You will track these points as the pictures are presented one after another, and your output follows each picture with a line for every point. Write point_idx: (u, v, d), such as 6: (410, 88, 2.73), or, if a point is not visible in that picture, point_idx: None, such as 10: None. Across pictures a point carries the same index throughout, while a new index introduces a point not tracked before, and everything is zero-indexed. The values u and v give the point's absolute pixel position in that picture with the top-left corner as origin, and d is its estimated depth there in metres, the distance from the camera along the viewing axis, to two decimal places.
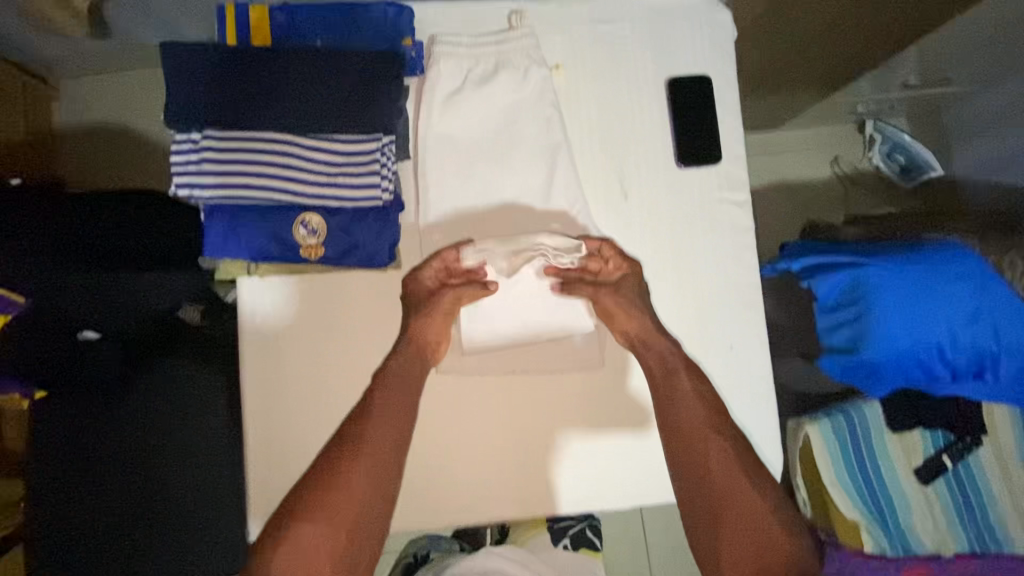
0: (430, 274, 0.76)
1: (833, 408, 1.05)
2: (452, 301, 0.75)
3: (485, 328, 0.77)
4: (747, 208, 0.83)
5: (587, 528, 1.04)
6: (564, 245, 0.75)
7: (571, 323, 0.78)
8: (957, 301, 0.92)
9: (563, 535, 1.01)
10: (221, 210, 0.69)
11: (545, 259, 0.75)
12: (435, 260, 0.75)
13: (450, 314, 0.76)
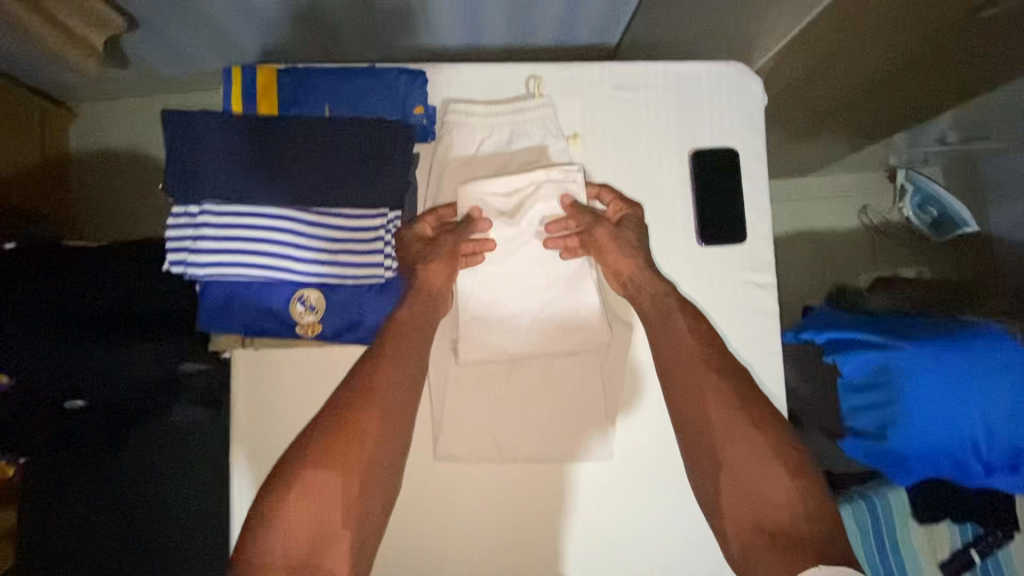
0: (425, 228, 0.71)
1: (855, 493, 0.99)
2: (453, 245, 0.70)
3: (484, 287, 0.73)
4: (770, 290, 0.79)
5: None
6: (565, 178, 0.73)
7: (571, 279, 0.74)
8: (996, 393, 0.85)
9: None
10: (216, 285, 0.66)
11: (545, 200, 0.73)
12: (427, 214, 0.72)
13: (453, 257, 0.70)
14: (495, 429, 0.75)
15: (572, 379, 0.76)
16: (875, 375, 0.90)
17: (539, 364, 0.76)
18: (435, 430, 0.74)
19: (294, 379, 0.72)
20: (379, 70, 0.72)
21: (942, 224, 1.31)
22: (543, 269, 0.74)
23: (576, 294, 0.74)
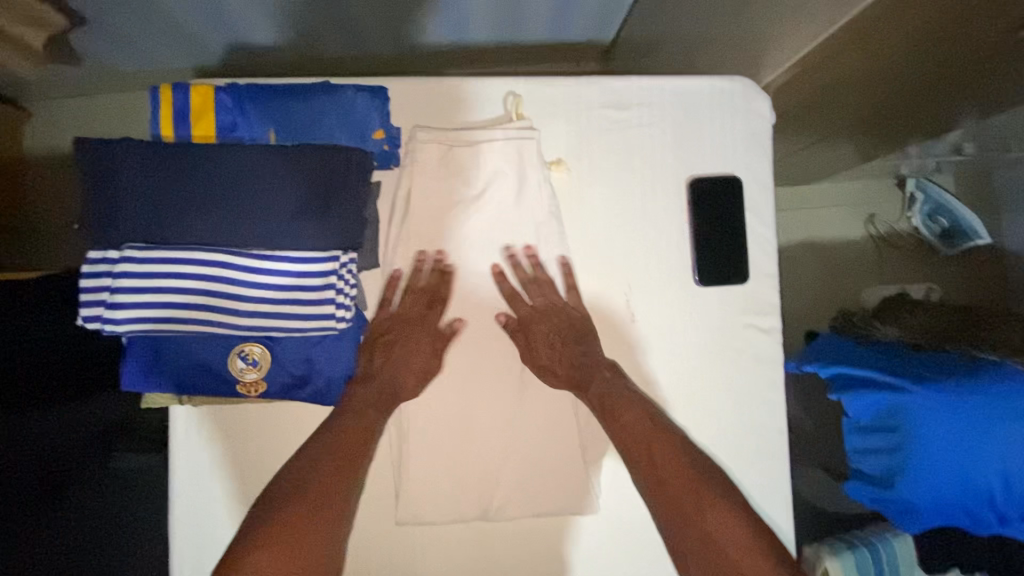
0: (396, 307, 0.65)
1: (857, 539, 0.92)
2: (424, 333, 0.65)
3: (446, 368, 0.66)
4: (775, 336, 0.71)
5: None
6: (513, 130, 0.66)
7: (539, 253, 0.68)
8: (1017, 444, 0.77)
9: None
10: (143, 342, 0.57)
11: (496, 155, 0.66)
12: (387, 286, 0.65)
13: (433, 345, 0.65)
14: (466, 495, 0.67)
15: (552, 436, 0.68)
16: (884, 415, 0.84)
17: (517, 420, 0.67)
18: (398, 494, 0.66)
19: (242, 436, 0.65)
20: (333, 88, 0.63)
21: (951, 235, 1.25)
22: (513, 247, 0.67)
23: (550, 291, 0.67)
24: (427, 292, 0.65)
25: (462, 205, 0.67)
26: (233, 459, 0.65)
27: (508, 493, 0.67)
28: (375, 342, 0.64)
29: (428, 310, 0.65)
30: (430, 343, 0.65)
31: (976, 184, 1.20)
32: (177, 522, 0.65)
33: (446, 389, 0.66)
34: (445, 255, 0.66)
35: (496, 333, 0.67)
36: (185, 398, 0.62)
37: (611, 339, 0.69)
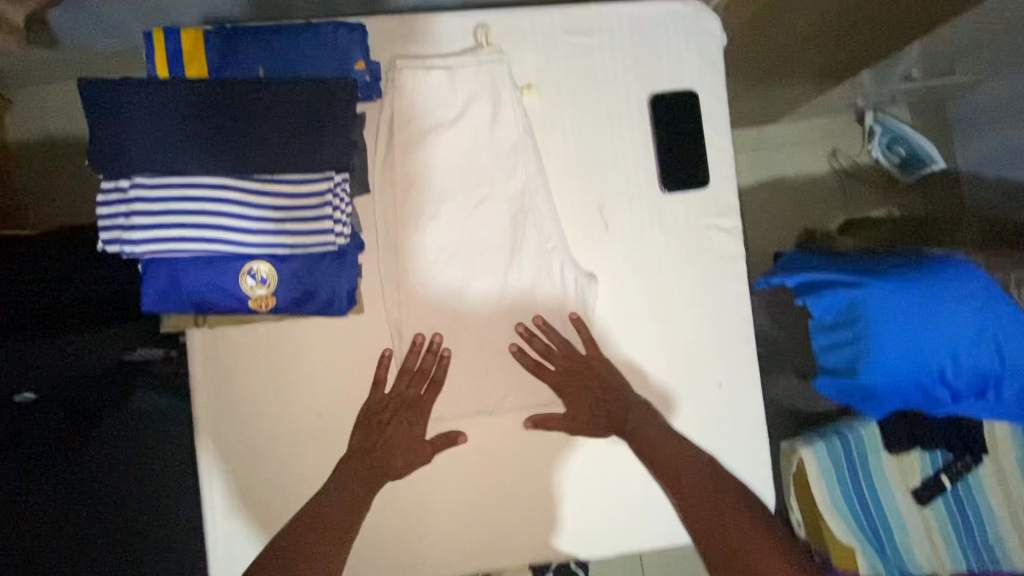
0: (398, 386, 0.71)
1: (828, 429, 1.01)
2: (419, 413, 0.71)
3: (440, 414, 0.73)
4: (737, 235, 0.77)
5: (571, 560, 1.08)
6: (483, 59, 0.72)
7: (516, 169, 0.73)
8: (960, 322, 0.88)
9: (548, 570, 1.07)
10: (160, 265, 0.63)
11: (471, 82, 0.72)
12: (381, 370, 0.71)
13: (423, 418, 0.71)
14: (464, 395, 0.73)
15: (539, 338, 0.72)
16: (844, 312, 0.92)
17: (506, 327, 0.73)
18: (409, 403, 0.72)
19: (255, 352, 0.71)
20: (314, 26, 0.68)
21: (908, 163, 1.37)
22: (490, 167, 0.72)
23: (529, 205, 0.73)
24: (419, 374, 0.70)
25: (441, 129, 0.71)
26: (249, 374, 0.71)
27: (502, 393, 0.73)
28: (371, 420, 0.70)
29: (424, 392, 0.71)
30: (421, 420, 0.71)
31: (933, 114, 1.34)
32: (205, 435, 0.71)
33: (440, 301, 0.72)
34: (440, 337, 0.71)
35: (481, 247, 0.72)
36: (201, 319, 0.68)
37: (587, 246, 0.75)
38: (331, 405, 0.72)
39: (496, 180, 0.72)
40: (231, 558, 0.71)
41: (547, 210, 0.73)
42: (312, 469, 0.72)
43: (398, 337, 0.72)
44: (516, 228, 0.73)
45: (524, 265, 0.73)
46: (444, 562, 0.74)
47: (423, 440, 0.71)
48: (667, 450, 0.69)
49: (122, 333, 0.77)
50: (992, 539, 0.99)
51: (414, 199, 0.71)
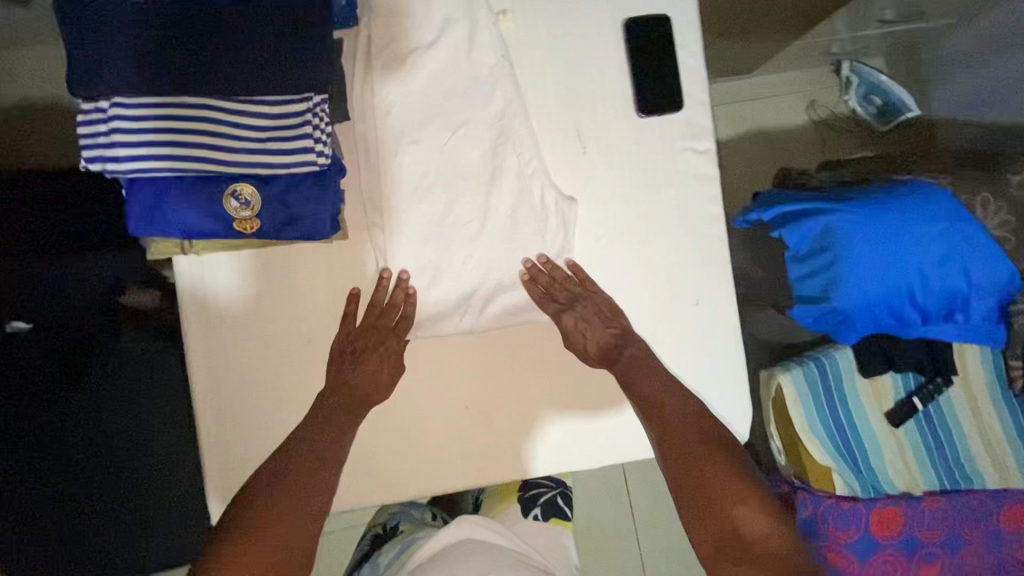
0: (368, 318, 0.73)
1: (805, 356, 1.04)
2: (396, 347, 0.73)
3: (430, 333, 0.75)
4: (711, 157, 0.79)
5: (559, 497, 1.02)
6: None
7: (495, 92, 0.74)
8: (927, 243, 0.92)
9: (534, 505, 1.00)
10: (144, 187, 0.64)
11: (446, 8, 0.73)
12: (353, 300, 0.73)
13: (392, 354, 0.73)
14: (449, 316, 0.75)
15: (520, 258, 0.75)
16: (818, 239, 0.95)
17: (487, 253, 0.74)
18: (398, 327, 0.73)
19: (244, 277, 0.73)
20: None
21: (886, 112, 1.40)
22: (468, 90, 0.73)
23: (509, 128, 0.74)
24: (390, 307, 0.72)
25: (421, 53, 0.72)
26: (238, 299, 0.73)
27: (486, 318, 0.75)
28: (344, 354, 0.72)
29: (396, 324, 0.73)
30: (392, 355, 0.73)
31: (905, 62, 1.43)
32: (194, 359, 0.73)
33: (424, 227, 0.73)
34: (407, 275, 0.73)
35: (463, 171, 0.73)
36: (188, 245, 0.69)
37: (566, 171, 0.77)
38: (311, 334, 0.74)
39: (475, 105, 0.73)
40: (226, 483, 0.73)
41: (527, 133, 0.74)
42: (302, 393, 0.74)
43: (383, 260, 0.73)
44: (497, 152, 0.74)
45: (505, 188, 0.74)
46: (436, 479, 0.76)
47: (397, 366, 0.74)
48: (676, 407, 0.72)
49: (109, 264, 0.78)
50: (963, 458, 1.06)
51: (395, 123, 0.72)
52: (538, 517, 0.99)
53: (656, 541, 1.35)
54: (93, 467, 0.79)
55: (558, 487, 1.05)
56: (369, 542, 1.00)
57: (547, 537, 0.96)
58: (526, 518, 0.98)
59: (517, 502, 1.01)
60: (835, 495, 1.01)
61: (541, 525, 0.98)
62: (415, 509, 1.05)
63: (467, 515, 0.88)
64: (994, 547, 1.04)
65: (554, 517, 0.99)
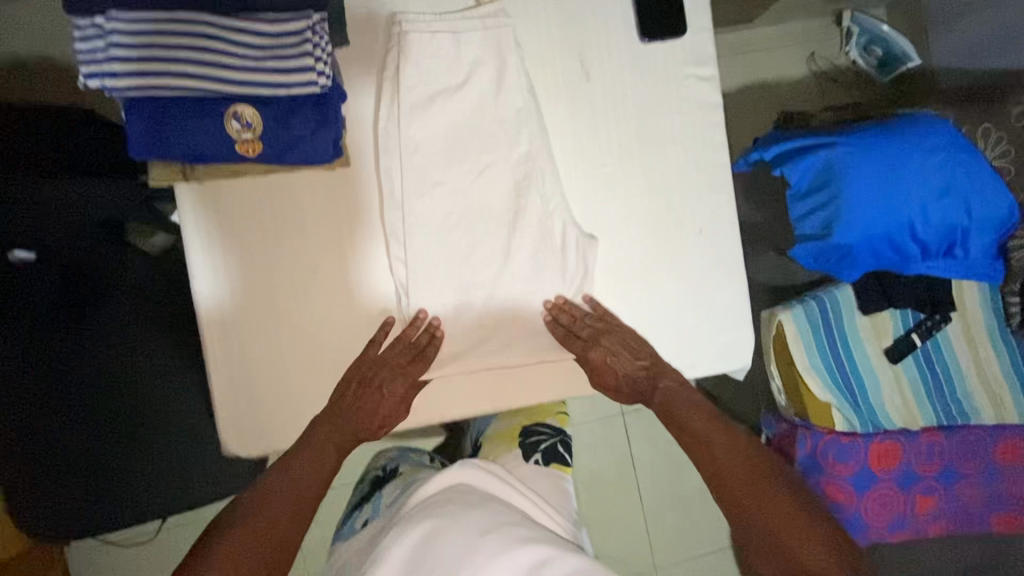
0: (391, 356, 0.73)
1: (806, 295, 1.05)
2: (404, 387, 0.74)
3: (424, 279, 0.74)
4: (714, 84, 0.79)
5: (560, 443, 0.94)
6: None
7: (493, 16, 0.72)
8: (928, 175, 0.92)
9: (536, 450, 0.91)
10: (143, 107, 0.63)
11: None
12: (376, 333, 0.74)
13: (406, 396, 0.74)
14: (454, 245, 0.74)
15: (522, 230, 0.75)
16: (821, 175, 0.95)
17: (495, 205, 0.74)
18: (404, 256, 0.73)
19: (248, 206, 0.72)
20: None
21: (886, 63, 1.41)
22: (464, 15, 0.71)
23: (506, 53, 0.72)
24: (413, 346, 0.73)
25: (446, 96, 0.72)
26: (241, 228, 0.72)
27: (488, 250, 0.75)
28: (356, 382, 0.73)
29: (410, 364, 0.73)
30: (403, 390, 0.74)
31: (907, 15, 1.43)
32: (199, 289, 0.72)
33: (429, 161, 0.72)
34: (440, 318, 0.74)
35: (484, 215, 0.75)
36: (188, 170, 0.68)
37: (570, 98, 0.76)
38: (318, 336, 0.74)
39: (499, 149, 0.74)
40: (234, 414, 0.73)
41: (549, 173, 0.74)
42: (307, 323, 0.74)
43: (401, 270, 0.74)
44: (519, 196, 0.74)
45: (526, 230, 0.75)
46: (445, 406, 0.78)
47: (402, 403, 0.75)
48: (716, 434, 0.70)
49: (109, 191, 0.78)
50: (959, 394, 1.07)
51: (419, 163, 0.72)
52: (538, 462, 0.89)
53: (655, 489, 1.37)
54: (102, 400, 0.81)
55: (560, 434, 0.96)
56: (367, 485, 0.93)
57: (550, 482, 0.85)
58: (526, 462, 0.89)
59: (518, 447, 0.92)
60: (835, 431, 1.03)
61: (540, 469, 0.88)
62: (415, 454, 0.99)
63: (471, 458, 0.76)
64: (989, 480, 1.05)
65: (555, 462, 0.90)
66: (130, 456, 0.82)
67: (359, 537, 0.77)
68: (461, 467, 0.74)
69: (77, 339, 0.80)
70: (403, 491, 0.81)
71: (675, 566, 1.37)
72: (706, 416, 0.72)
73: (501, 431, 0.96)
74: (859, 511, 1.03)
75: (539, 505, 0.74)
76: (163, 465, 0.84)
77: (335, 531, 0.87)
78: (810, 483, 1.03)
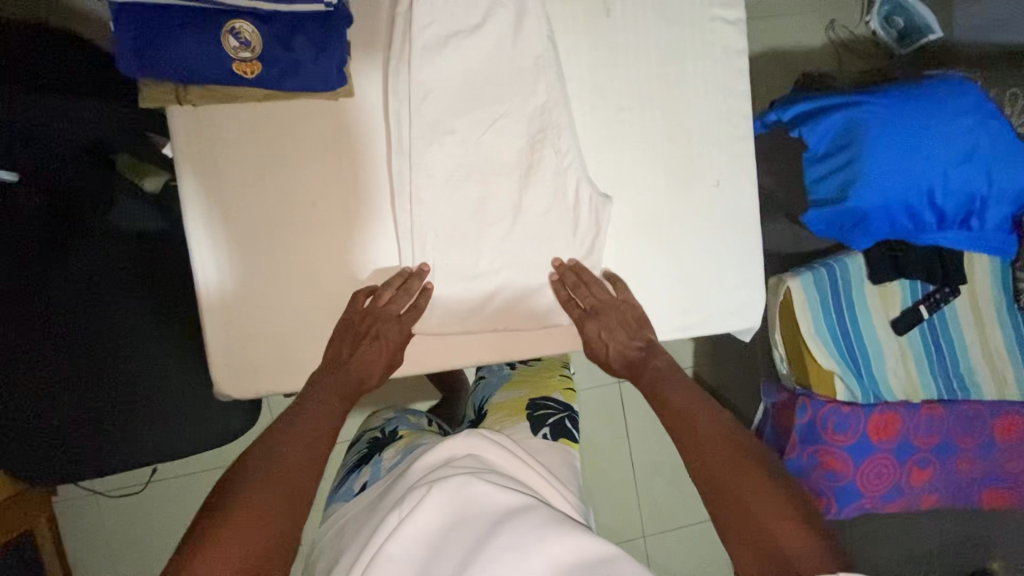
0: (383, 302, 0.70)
1: (815, 263, 1.03)
2: (396, 334, 0.71)
3: (427, 223, 0.71)
4: (740, 29, 0.75)
5: (567, 420, 0.91)
6: None
7: None
8: (950, 140, 0.89)
9: (543, 425, 0.89)
10: (135, 18, 0.58)
11: None
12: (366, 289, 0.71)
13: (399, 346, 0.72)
14: (461, 191, 0.71)
15: (532, 178, 0.71)
16: (840, 135, 0.92)
17: (509, 154, 0.71)
18: (410, 197, 0.70)
19: (244, 135, 0.68)
20: None
21: (907, 34, 1.36)
22: None
23: None
24: (402, 293, 0.70)
25: (462, 39, 0.68)
26: (236, 157, 0.68)
27: (496, 194, 0.72)
28: (350, 328, 0.70)
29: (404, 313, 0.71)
30: (392, 340, 0.71)
31: None
32: (191, 224, 0.69)
33: (442, 95, 0.69)
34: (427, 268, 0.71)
35: (493, 168, 0.71)
36: (183, 93, 0.64)
37: (589, 34, 0.72)
38: (318, 290, 0.71)
39: (514, 96, 0.70)
40: (227, 354, 0.71)
41: (567, 126, 0.70)
42: (306, 264, 0.71)
43: (408, 218, 0.70)
44: (533, 148, 0.71)
45: (538, 187, 0.72)
46: (446, 357, 0.76)
47: (399, 351, 0.72)
48: (697, 407, 0.66)
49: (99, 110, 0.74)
50: (962, 368, 1.06)
51: (430, 110, 0.68)
52: (546, 437, 0.86)
53: (648, 460, 1.37)
54: (88, 338, 0.77)
55: (568, 410, 0.94)
56: (364, 446, 0.90)
57: (557, 455, 0.82)
58: (533, 436, 0.86)
59: (525, 421, 0.90)
60: (835, 400, 1.02)
61: (548, 444, 0.85)
62: (411, 417, 0.96)
63: (476, 428, 0.76)
64: (984, 455, 1.05)
65: (563, 439, 0.87)
66: (114, 399, 0.79)
67: (359, 500, 0.75)
68: (465, 438, 0.73)
69: (64, 272, 0.76)
70: (406, 457, 0.79)
71: (663, 537, 1.38)
72: (688, 394, 0.68)
73: (505, 402, 0.94)
74: (853, 479, 1.03)
75: (554, 484, 0.71)
76: (151, 411, 0.81)
77: (331, 491, 0.84)
78: (806, 451, 1.03)
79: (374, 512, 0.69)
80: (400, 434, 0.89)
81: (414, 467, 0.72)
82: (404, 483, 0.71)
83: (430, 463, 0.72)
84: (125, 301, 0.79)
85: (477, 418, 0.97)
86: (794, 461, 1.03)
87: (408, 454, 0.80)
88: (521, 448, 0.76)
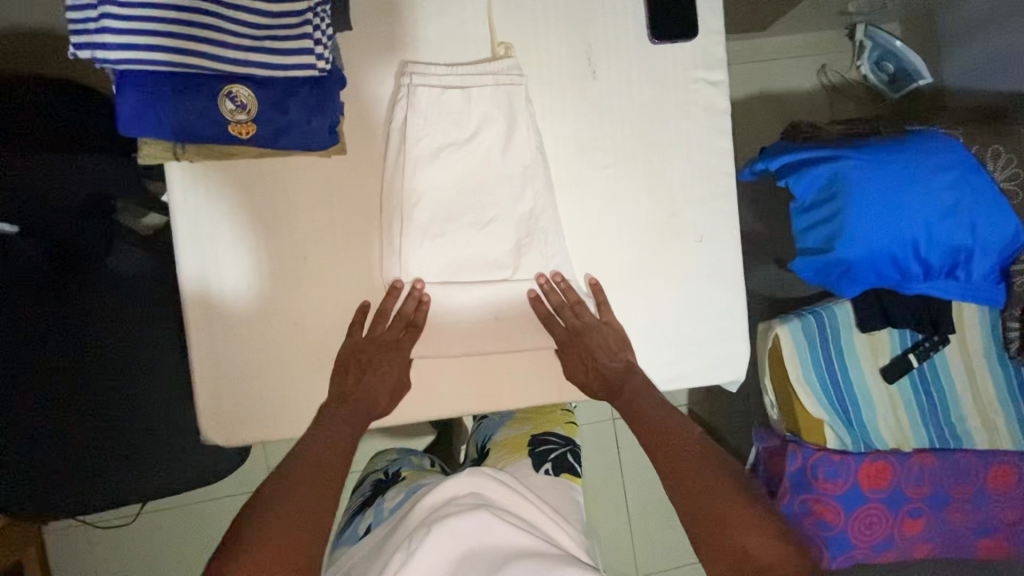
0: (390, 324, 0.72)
1: (804, 309, 1.04)
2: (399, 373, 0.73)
3: (428, 270, 0.72)
4: (723, 89, 0.77)
5: (569, 454, 0.91)
6: None
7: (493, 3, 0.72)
8: (934, 193, 0.90)
9: (545, 460, 0.88)
10: (134, 81, 0.60)
11: None
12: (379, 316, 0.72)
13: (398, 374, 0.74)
14: (453, 246, 0.72)
15: (520, 234, 0.73)
16: (825, 188, 0.93)
17: (502, 208, 0.72)
18: (401, 250, 0.71)
19: (239, 187, 0.71)
20: None
21: (897, 79, 1.37)
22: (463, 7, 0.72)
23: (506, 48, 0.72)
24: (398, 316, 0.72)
25: (454, 149, 0.71)
26: (229, 211, 0.71)
27: (483, 248, 0.73)
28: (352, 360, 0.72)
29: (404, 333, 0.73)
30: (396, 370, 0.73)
31: (918, 32, 1.40)
32: (185, 273, 0.70)
33: (430, 152, 0.70)
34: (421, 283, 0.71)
35: (479, 222, 0.72)
36: (180, 151, 0.66)
37: (574, 96, 0.74)
38: (306, 338, 0.73)
39: (500, 151, 0.71)
40: (216, 404, 0.72)
41: (540, 176, 0.72)
42: (296, 315, 0.72)
43: (396, 267, 0.72)
44: (518, 192, 0.72)
45: (525, 236, 0.73)
46: (435, 406, 0.76)
47: (404, 378, 0.74)
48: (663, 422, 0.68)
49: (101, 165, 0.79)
50: (954, 417, 1.06)
51: (419, 179, 0.70)
52: (548, 472, 0.86)
53: (648, 499, 1.36)
54: (82, 381, 0.79)
55: (570, 444, 0.93)
56: (367, 488, 0.90)
57: (561, 492, 0.82)
58: (536, 472, 0.85)
59: (527, 456, 0.89)
60: (825, 448, 1.02)
61: (550, 480, 0.85)
62: (414, 458, 0.95)
63: (481, 467, 0.75)
64: (978, 506, 1.04)
65: (566, 473, 0.87)
66: (108, 438, 0.79)
67: (362, 544, 0.75)
68: (470, 477, 0.72)
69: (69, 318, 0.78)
70: (409, 497, 0.78)
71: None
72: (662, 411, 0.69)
73: (507, 438, 0.94)
74: (845, 529, 1.02)
75: (554, 516, 0.72)
76: (147, 456, 0.81)
77: (335, 535, 0.83)
78: (798, 499, 1.02)
79: (380, 552, 0.68)
80: (402, 475, 0.88)
81: (417, 505, 0.71)
82: (404, 525, 0.70)
83: (432, 503, 0.70)
84: (122, 344, 0.81)
85: (478, 456, 0.96)
86: (785, 507, 1.02)
87: (412, 493, 0.79)
88: (522, 486, 0.76)
